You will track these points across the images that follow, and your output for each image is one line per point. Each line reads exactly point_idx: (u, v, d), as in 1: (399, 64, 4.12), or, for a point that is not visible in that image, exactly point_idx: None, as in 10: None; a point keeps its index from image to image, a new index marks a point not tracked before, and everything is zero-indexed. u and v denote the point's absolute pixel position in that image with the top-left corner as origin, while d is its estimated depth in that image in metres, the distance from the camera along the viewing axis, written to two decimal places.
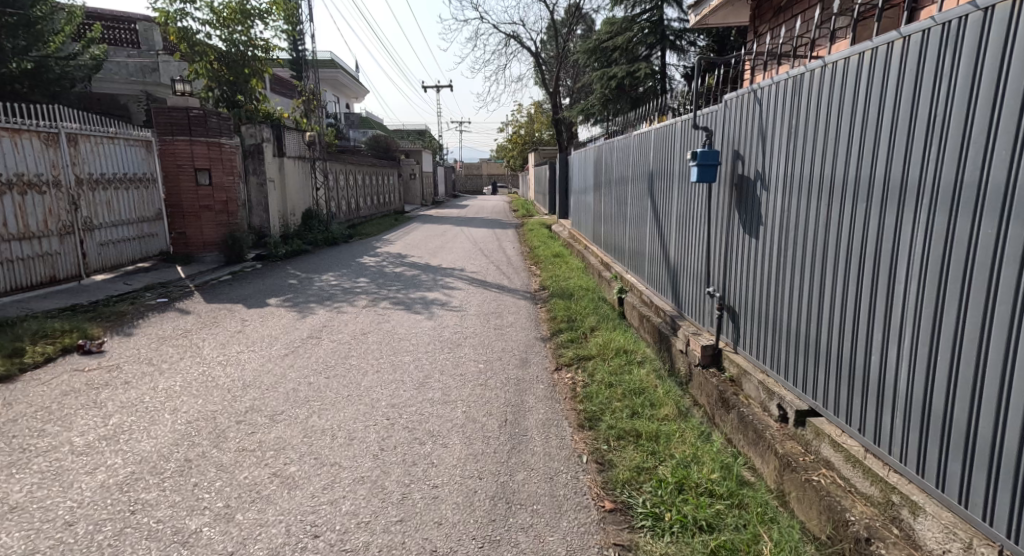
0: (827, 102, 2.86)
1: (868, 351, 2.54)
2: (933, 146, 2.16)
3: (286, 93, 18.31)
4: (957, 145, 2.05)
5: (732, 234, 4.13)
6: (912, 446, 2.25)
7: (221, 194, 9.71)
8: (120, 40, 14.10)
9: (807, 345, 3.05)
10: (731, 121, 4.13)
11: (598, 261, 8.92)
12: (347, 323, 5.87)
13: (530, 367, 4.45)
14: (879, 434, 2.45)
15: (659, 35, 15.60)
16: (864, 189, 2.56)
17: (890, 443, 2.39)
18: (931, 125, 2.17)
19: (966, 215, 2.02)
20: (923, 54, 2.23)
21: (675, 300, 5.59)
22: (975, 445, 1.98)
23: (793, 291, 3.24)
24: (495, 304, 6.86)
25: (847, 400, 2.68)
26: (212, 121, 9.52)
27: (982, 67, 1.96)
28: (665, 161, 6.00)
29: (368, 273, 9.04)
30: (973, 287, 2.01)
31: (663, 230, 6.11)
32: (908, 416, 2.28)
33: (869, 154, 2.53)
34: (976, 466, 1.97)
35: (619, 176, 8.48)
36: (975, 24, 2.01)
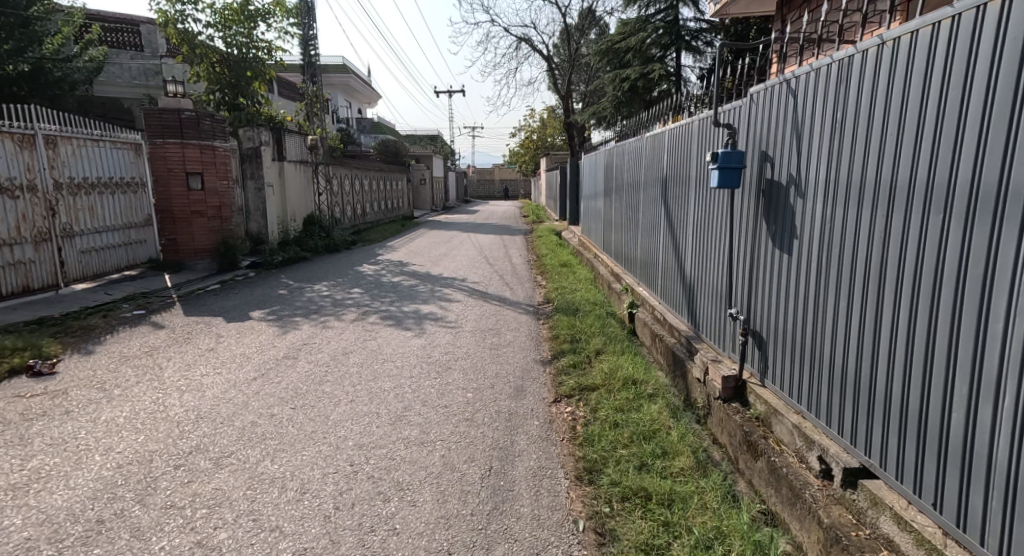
0: (885, 87, 2.35)
1: (949, 404, 2.00)
2: None
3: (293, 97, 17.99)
4: None
5: (757, 247, 3.59)
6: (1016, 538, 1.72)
7: (214, 200, 9.32)
8: (123, 43, 13.74)
9: (860, 387, 2.51)
10: (757, 118, 3.57)
11: (608, 271, 8.40)
12: (330, 341, 5.40)
13: (524, 397, 3.93)
14: (960, 509, 1.94)
15: (674, 35, 14.94)
16: (938, 198, 2.06)
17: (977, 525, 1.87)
18: None
19: None
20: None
21: (691, 319, 5.05)
22: None
23: (834, 318, 2.72)
24: (493, 319, 6.35)
25: (918, 464, 2.13)
26: (205, 123, 9.14)
27: None
28: (681, 166, 5.47)
29: (364, 284, 8.60)
30: None
31: (677, 241, 5.58)
32: (1008, 492, 1.76)
33: (947, 151, 2.01)
34: None
35: (631, 182, 7.96)
36: None
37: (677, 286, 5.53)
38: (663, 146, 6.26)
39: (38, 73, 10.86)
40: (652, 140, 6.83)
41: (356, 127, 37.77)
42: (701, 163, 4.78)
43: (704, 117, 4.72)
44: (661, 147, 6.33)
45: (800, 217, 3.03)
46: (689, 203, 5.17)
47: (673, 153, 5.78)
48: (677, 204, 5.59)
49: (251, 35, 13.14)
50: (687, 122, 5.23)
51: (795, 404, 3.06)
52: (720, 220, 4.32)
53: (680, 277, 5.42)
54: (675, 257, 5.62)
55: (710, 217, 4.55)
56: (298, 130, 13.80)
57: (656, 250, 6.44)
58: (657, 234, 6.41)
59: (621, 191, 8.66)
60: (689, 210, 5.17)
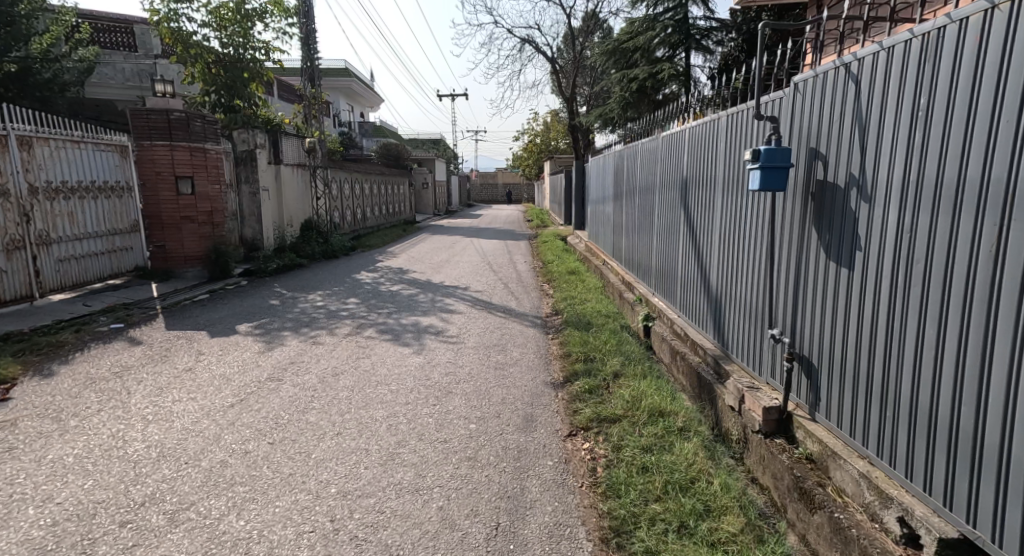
0: (879, 91, 2.48)
1: (1011, 425, 1.86)
2: (999, 143, 1.90)
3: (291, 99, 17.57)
4: (984, 144, 1.96)
5: (802, 259, 3.14)
6: (990, 504, 1.92)
7: (206, 205, 8.88)
8: (115, 43, 13.30)
9: (872, 395, 2.53)
10: (809, 108, 3.04)
11: (618, 280, 7.95)
12: (320, 359, 4.93)
13: (534, 430, 3.46)
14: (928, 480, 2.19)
15: (684, 34, 14.41)
16: (912, 194, 2.28)
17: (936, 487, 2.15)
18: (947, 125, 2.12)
19: (994, 219, 1.93)
20: (983, 42, 1.97)
21: (718, 336, 4.58)
22: (983, 454, 1.96)
23: (826, 306, 2.89)
24: (499, 334, 5.87)
25: (948, 468, 2.09)
26: (196, 125, 8.72)
27: (982, 73, 1.97)
28: (703, 168, 5.00)
29: (361, 293, 8.15)
30: (1003, 300, 1.91)
31: (699, 249, 5.12)
32: (978, 463, 1.97)
33: (978, 149, 1.98)
34: (985, 480, 1.94)
35: (644, 186, 7.51)
36: (1000, 23, 1.92)
37: (700, 299, 5.06)
38: (681, 146, 5.80)
39: (26, 74, 10.48)
40: (668, 140, 6.37)
41: (359, 130, 37.39)
42: (728, 163, 4.30)
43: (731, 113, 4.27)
44: (678, 148, 5.88)
45: (864, 225, 2.57)
46: (714, 208, 4.69)
47: (694, 152, 5.33)
48: (699, 210, 5.13)
49: (247, 35, 12.73)
50: (711, 119, 4.77)
51: (862, 448, 2.59)
52: (752, 226, 3.87)
53: (704, 289, 4.95)
54: (698, 268, 5.15)
55: (739, 223, 4.11)
56: (296, 132, 13.38)
57: (673, 259, 5.98)
58: (675, 242, 5.96)
59: (632, 195, 8.20)
60: (713, 214, 4.71)
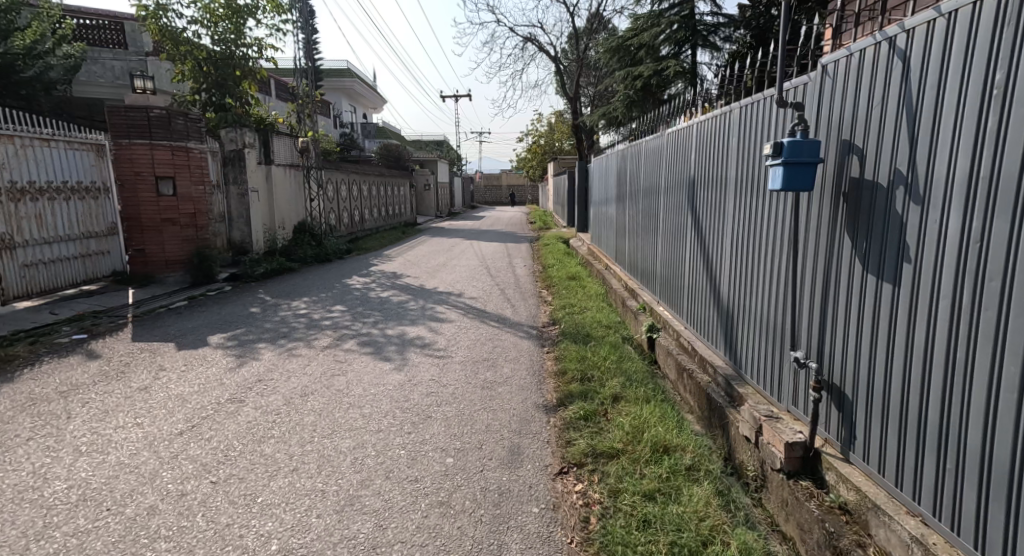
0: (901, 73, 2.19)
1: None
2: None
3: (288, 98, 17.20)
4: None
5: (829, 271, 2.68)
6: None
7: (188, 206, 8.51)
8: (105, 41, 12.88)
9: (892, 415, 2.26)
10: (840, 94, 2.58)
11: (622, 286, 7.50)
12: (291, 376, 4.50)
13: (520, 468, 3.00)
14: (957, 519, 1.93)
15: (691, 30, 13.95)
16: (941, 190, 1.99)
17: (967, 528, 1.89)
18: (981, 112, 1.83)
19: None
20: None
21: (729, 352, 4.15)
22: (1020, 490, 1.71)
23: (839, 315, 2.61)
24: (490, 347, 5.42)
25: (980, 502, 1.84)
26: (178, 123, 8.34)
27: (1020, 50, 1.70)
28: (712, 166, 4.55)
29: (348, 300, 7.72)
30: None
31: (707, 256, 4.69)
32: (1017, 502, 1.72)
33: (1015, 139, 1.72)
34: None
35: (648, 187, 7.07)
36: None
37: (708, 309, 4.64)
38: (687, 143, 5.36)
39: (7, 71, 10.12)
40: (673, 138, 5.94)
41: (361, 131, 37.03)
42: (741, 161, 3.83)
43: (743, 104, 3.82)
44: (685, 146, 5.44)
45: (914, 233, 2.12)
46: (723, 209, 4.26)
47: (702, 149, 4.89)
48: (707, 213, 4.70)
49: (239, 32, 12.34)
50: (720, 112, 4.33)
51: (912, 502, 2.14)
52: (767, 233, 3.42)
53: (712, 300, 4.52)
54: (705, 276, 4.73)
55: (752, 228, 3.66)
56: (289, 131, 13.00)
57: (679, 265, 5.56)
58: (680, 248, 5.54)
59: (636, 197, 7.77)
60: (723, 218, 4.27)
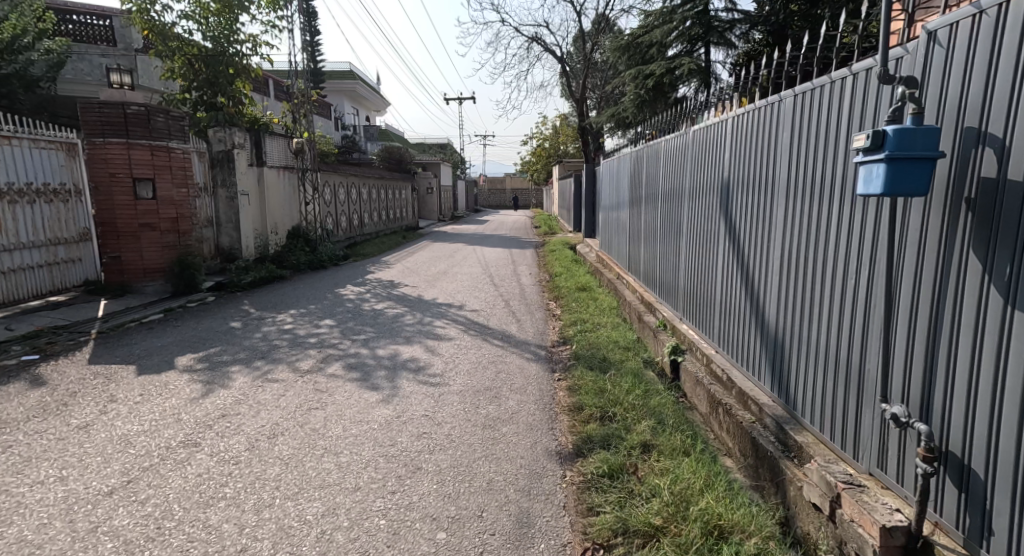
0: None
1: None
2: None
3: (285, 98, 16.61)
4: None
5: (943, 301, 2.02)
6: None
7: (169, 210, 7.92)
8: (92, 38, 12.34)
9: None
10: (964, 64, 1.92)
11: (640, 300, 6.88)
12: (260, 410, 3.85)
13: (530, 548, 2.36)
14: None
15: (705, 27, 13.40)
16: None
17: None
18: None
19: None
20: None
21: (775, 387, 3.51)
22: None
23: (963, 364, 1.94)
24: (493, 373, 4.76)
25: None
26: (158, 121, 7.75)
27: None
28: (753, 165, 3.95)
29: (339, 313, 7.09)
30: None
31: (744, 271, 4.09)
32: None
33: None
34: None
35: (667, 190, 6.49)
36: None
37: (747, 332, 4.01)
38: (719, 140, 4.77)
39: None
40: (699, 135, 5.35)
41: (364, 135, 36.53)
42: (797, 159, 3.20)
43: (801, 90, 3.20)
44: (716, 143, 4.84)
45: None
46: (769, 216, 3.63)
47: (738, 147, 4.28)
48: (744, 220, 4.10)
49: (232, 29, 11.81)
50: (766, 102, 3.70)
51: None
52: (833, 246, 2.81)
53: (751, 322, 3.91)
54: (742, 294, 4.13)
55: (810, 240, 3.05)
56: (283, 132, 12.41)
57: (706, 278, 4.98)
58: (710, 257, 4.94)
59: (652, 201, 7.18)
60: (767, 226, 3.66)
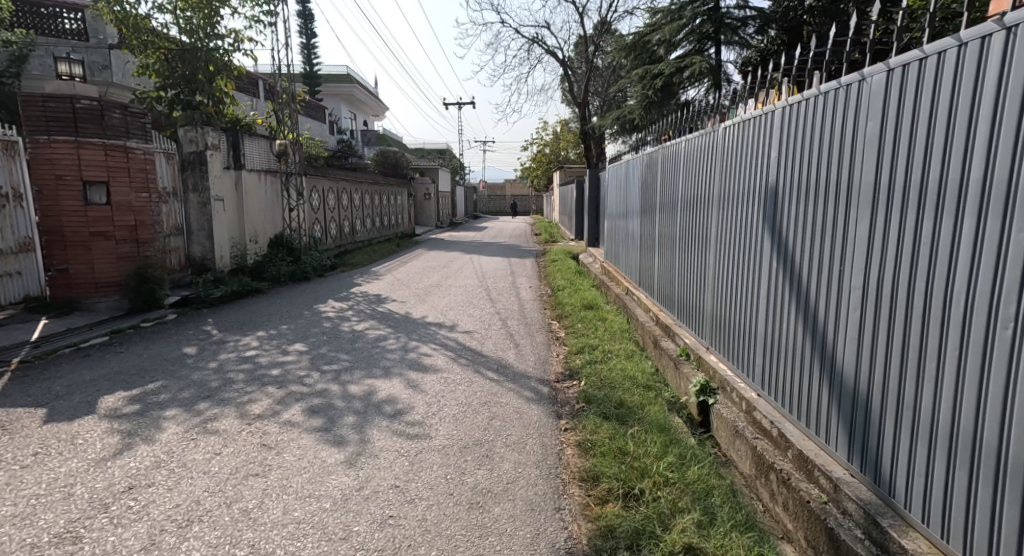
0: None
1: None
2: None
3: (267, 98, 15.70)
4: None
5: None
6: None
7: (126, 217, 7.12)
8: (61, 33, 11.64)
9: None
10: None
11: (657, 322, 6.07)
12: (180, 478, 2.97)
13: None
14: None
15: (717, 23, 12.64)
16: None
17: None
18: None
19: None
20: None
21: (850, 457, 2.71)
22: None
23: None
24: (485, 421, 3.88)
25: None
26: (113, 117, 6.93)
27: None
28: (807, 169, 3.19)
29: (312, 335, 6.22)
30: None
31: (795, 297, 3.32)
32: None
33: None
34: None
35: (685, 197, 5.76)
36: None
37: (801, 376, 3.22)
38: (753, 140, 4.03)
39: None
40: (725, 134, 4.61)
41: (361, 139, 35.78)
42: (893, 161, 2.43)
43: (896, 67, 2.43)
44: (750, 142, 4.09)
45: None
46: (836, 234, 2.86)
47: (781, 145, 3.53)
48: (794, 236, 3.34)
49: (212, 23, 11.03)
50: (833, 88, 2.93)
51: None
52: (967, 279, 2.04)
53: (808, 360, 3.14)
54: (792, 324, 3.36)
55: (914, 267, 2.29)
56: (266, 133, 11.58)
57: (739, 302, 4.24)
58: (742, 276, 4.20)
59: (667, 209, 6.43)
60: (831, 243, 2.91)
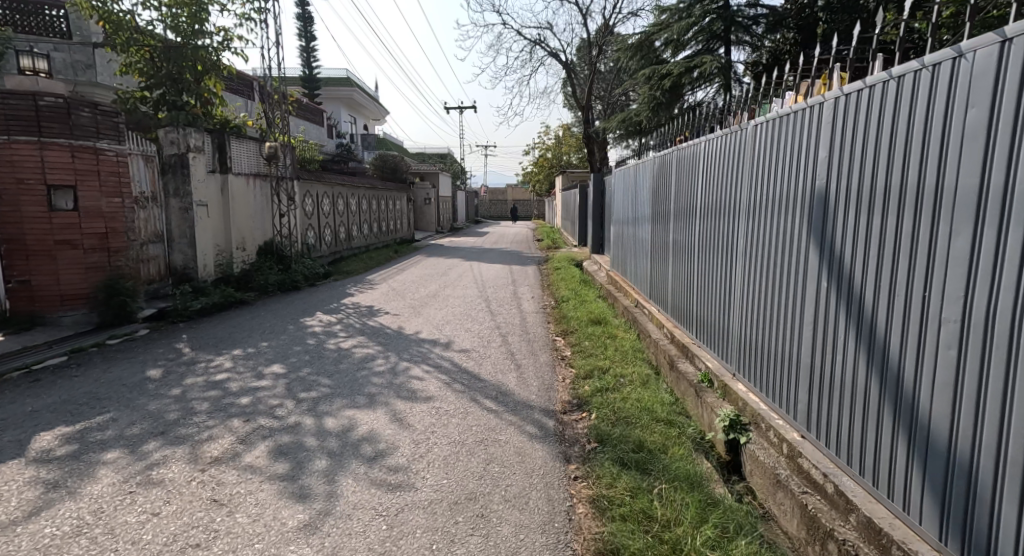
0: None
1: None
2: None
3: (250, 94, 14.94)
4: None
5: None
6: None
7: (95, 224, 6.58)
8: (45, 29, 11.21)
9: None
10: None
11: (673, 342, 5.50)
12: (101, 552, 2.39)
13: None
14: None
15: (728, 22, 12.16)
16: None
17: None
18: None
19: None
20: None
21: (939, 532, 2.14)
22: None
23: None
24: (480, 467, 3.31)
25: None
26: (82, 115, 6.41)
27: None
28: (868, 169, 2.64)
29: (294, 355, 5.66)
30: None
31: (852, 322, 2.76)
32: None
33: None
34: None
35: (703, 204, 5.19)
36: None
37: (861, 420, 2.65)
38: (789, 138, 3.47)
39: None
40: (754, 133, 4.05)
41: (360, 144, 35.35)
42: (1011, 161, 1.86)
43: (1014, 38, 1.87)
44: (784, 140, 3.54)
45: None
46: (917, 252, 2.30)
47: (831, 142, 2.97)
48: (851, 250, 2.78)
49: (200, 20, 10.52)
50: (911, 72, 2.36)
51: None
52: None
53: (875, 400, 2.57)
54: (848, 356, 2.79)
55: None
56: (256, 135, 11.06)
57: (773, 322, 3.68)
58: (777, 294, 3.63)
59: (682, 216, 5.88)
60: (907, 259, 2.35)
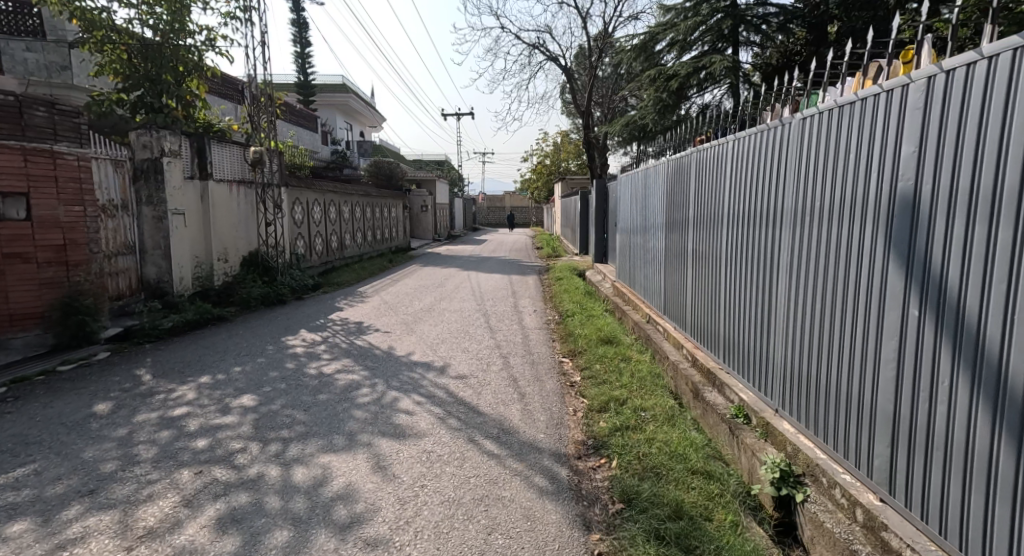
0: None
1: None
2: None
3: (235, 97, 14.35)
4: None
5: None
6: None
7: (51, 235, 5.95)
8: (16, 28, 10.60)
9: None
10: None
11: (697, 367, 4.84)
12: None
13: None
14: None
15: (737, 19, 11.46)
16: None
17: None
18: None
19: None
20: None
21: None
22: None
23: None
24: (481, 539, 2.65)
25: None
26: (37, 115, 5.81)
27: None
28: (989, 166, 2.00)
29: (269, 383, 4.99)
30: None
31: (962, 364, 2.10)
32: None
33: None
34: None
35: (733, 211, 4.52)
36: None
37: (982, 494, 2.00)
38: (853, 130, 2.82)
39: None
40: (799, 128, 3.40)
41: (356, 151, 34.80)
42: None
43: None
44: (845, 135, 2.89)
45: None
46: None
47: (922, 132, 2.33)
48: (956, 270, 2.15)
49: (181, 18, 9.90)
50: None
51: None
52: None
53: (1010, 473, 1.91)
54: (957, 406, 2.13)
55: None
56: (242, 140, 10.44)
57: (830, 354, 3.02)
58: (835, 321, 2.98)
59: (703, 223, 5.24)
60: None
